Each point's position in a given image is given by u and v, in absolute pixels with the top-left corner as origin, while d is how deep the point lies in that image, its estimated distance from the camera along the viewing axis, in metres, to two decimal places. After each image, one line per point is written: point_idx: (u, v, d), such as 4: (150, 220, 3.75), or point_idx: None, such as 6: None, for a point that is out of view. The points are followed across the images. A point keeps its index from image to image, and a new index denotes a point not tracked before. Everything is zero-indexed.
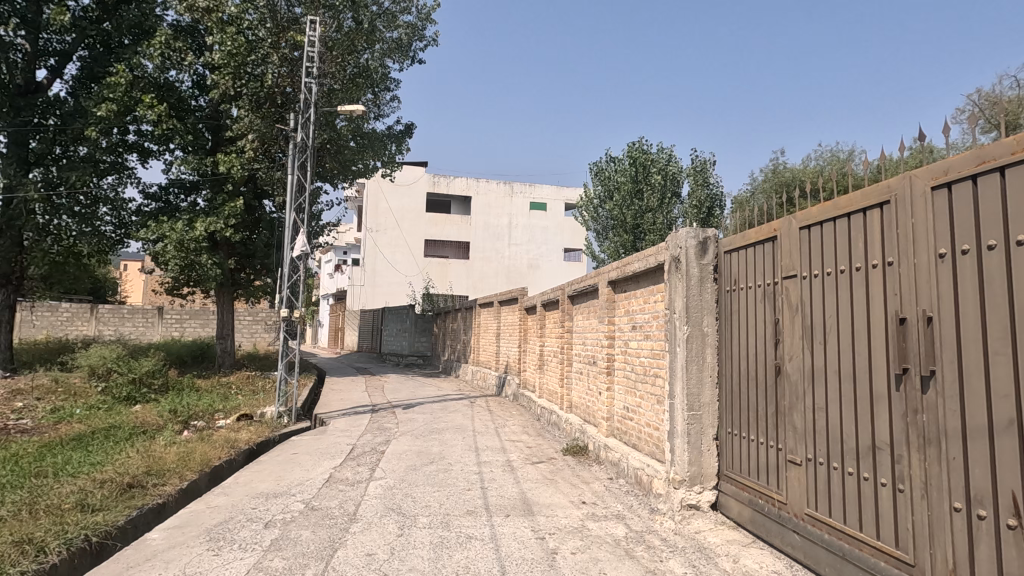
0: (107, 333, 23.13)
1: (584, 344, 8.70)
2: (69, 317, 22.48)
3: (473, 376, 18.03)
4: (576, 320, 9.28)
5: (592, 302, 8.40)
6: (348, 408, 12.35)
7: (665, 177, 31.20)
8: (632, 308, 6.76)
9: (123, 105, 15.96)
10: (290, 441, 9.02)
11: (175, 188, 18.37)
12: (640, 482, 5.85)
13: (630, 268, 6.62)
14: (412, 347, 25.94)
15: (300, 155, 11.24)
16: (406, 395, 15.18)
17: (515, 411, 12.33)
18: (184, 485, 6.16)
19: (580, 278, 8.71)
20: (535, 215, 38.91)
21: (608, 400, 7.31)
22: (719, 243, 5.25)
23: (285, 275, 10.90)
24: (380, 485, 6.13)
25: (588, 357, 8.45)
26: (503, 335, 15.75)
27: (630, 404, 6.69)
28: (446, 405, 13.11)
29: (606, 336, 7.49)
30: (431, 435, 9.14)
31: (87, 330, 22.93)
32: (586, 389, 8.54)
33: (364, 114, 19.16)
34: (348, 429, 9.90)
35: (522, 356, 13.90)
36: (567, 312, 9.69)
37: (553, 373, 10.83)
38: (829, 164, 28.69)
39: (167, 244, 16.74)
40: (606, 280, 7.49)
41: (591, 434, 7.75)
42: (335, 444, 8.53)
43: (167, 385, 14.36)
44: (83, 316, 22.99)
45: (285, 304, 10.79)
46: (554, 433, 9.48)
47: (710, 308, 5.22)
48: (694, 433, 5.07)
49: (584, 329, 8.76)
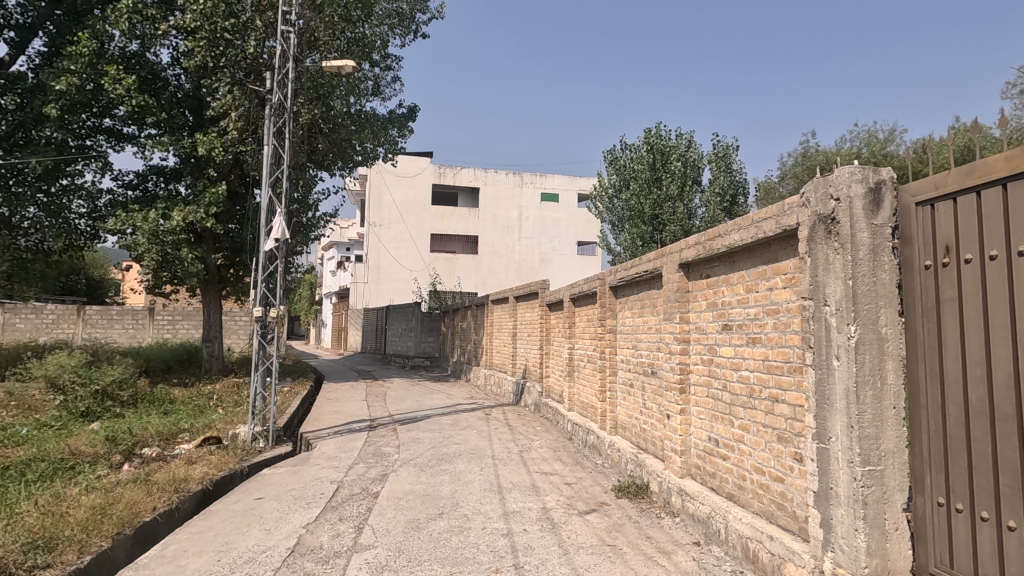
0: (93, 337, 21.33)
1: (636, 348, 6.78)
2: (53, 320, 20.63)
3: (487, 381, 16.10)
4: (623, 318, 7.28)
5: (649, 293, 6.43)
6: (344, 424, 10.47)
7: (685, 164, 29.09)
8: (722, 301, 4.80)
9: (87, 80, 14.08)
10: (262, 476, 7.09)
11: (155, 175, 16.54)
12: (755, 561, 3.93)
13: (721, 243, 4.68)
14: (420, 348, 24.00)
15: (281, 123, 9.31)
16: (411, 404, 13.24)
17: (540, 426, 10.37)
18: (83, 564, 4.23)
19: (631, 262, 6.71)
20: (546, 207, 36.84)
21: (682, 427, 5.33)
22: (899, 190, 3.23)
23: (258, 267, 8.89)
24: (365, 565, 4.19)
25: (646, 366, 6.47)
26: (521, 335, 13.77)
27: (723, 438, 4.72)
28: (457, 417, 11.21)
29: (676, 340, 5.51)
30: (439, 466, 7.19)
31: (72, 334, 21.16)
32: (641, 406, 6.58)
33: (360, 92, 17.23)
34: (338, 455, 8.02)
35: (545, 360, 11.91)
36: (609, 308, 7.71)
37: (588, 383, 8.89)
38: (866, 145, 26.40)
39: (139, 237, 14.87)
40: (674, 263, 5.54)
41: (653, 470, 5.78)
42: (316, 481, 6.60)
43: (138, 397, 12.57)
44: (69, 318, 21.26)
45: (260, 302, 8.74)
46: (594, 461, 7.53)
47: (889, 295, 3.19)
48: (873, 503, 3.06)
49: (637, 327, 6.79)
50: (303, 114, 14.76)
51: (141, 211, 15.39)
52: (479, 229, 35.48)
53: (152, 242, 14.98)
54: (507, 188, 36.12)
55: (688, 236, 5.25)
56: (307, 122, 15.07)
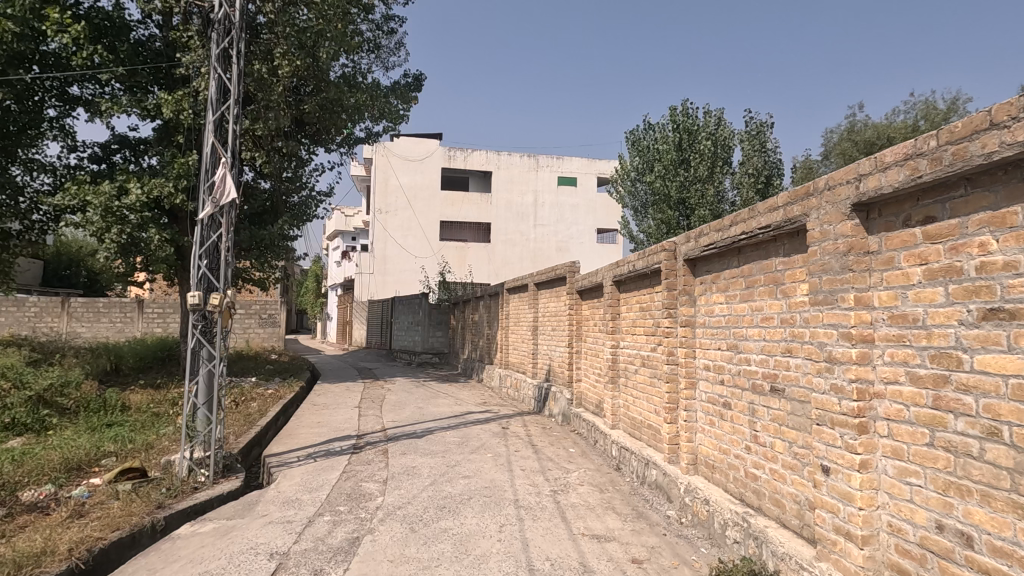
0: (80, 332, 19.21)
1: (740, 349, 4.45)
2: (34, 313, 18.56)
3: (502, 383, 13.78)
4: (711, 304, 4.96)
5: (767, 262, 4.09)
6: (324, 443, 8.24)
7: (715, 143, 26.40)
8: (984, 263, 2.44)
9: (27, 26, 11.96)
10: (178, 539, 4.81)
11: (121, 146, 14.51)
12: None
13: (999, 145, 2.29)
14: (427, 344, 21.73)
15: (231, 45, 6.87)
16: (414, 413, 10.96)
17: (573, 447, 8.04)
18: None
19: (737, 216, 4.36)
20: (564, 191, 34.31)
21: (865, 495, 2.96)
22: None
23: (199, 238, 6.59)
24: None
25: (761, 381, 4.14)
26: (544, 329, 11.42)
27: (989, 535, 2.38)
28: (467, 432, 8.91)
29: (844, 341, 3.14)
30: (437, 524, 4.87)
31: (58, 329, 18.91)
32: (751, 440, 4.27)
33: (353, 50, 14.95)
34: (302, 495, 5.78)
35: (576, 361, 9.57)
36: (684, 291, 5.37)
37: (644, 395, 6.57)
38: (924, 118, 23.53)
39: (92, 212, 12.72)
40: (839, 204, 3.17)
41: (792, 558, 3.43)
42: (246, 555, 4.29)
43: (82, 405, 10.30)
44: (53, 310, 18.96)
45: (199, 286, 6.44)
46: (663, 513, 5.19)
47: None
48: None
49: (739, 317, 4.47)
50: (282, 67, 12.56)
51: (98, 183, 13.17)
52: (492, 215, 33.10)
53: (108, 220, 12.85)
54: (521, 171, 33.67)
55: (881, 153, 2.89)
56: (287, 77, 12.84)
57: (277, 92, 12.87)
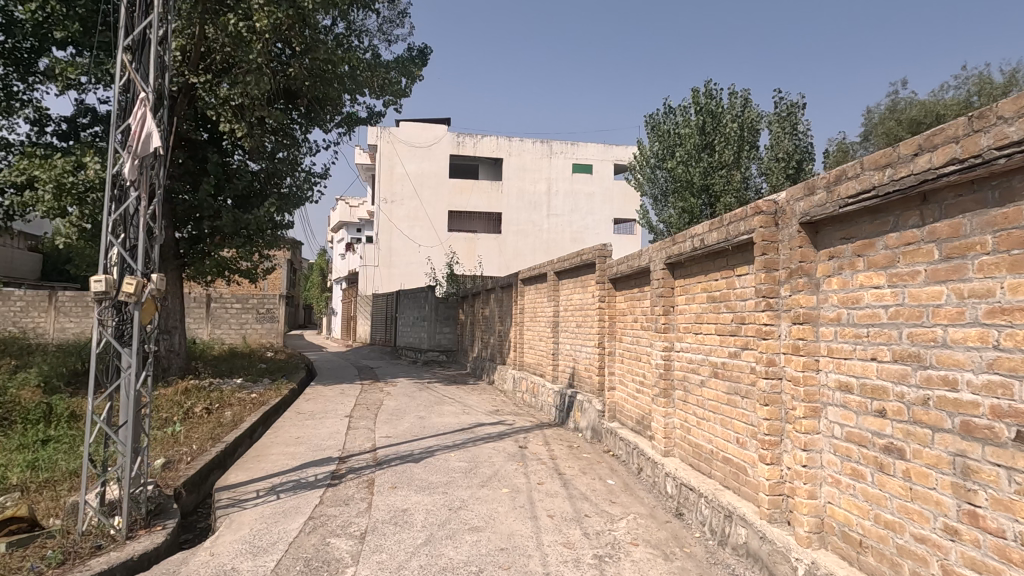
0: (69, 329, 17.26)
1: (935, 362, 2.63)
2: (18, 308, 16.91)
3: (517, 387, 12.02)
4: (859, 288, 3.15)
5: (1009, 211, 2.30)
6: (299, 469, 6.54)
7: (741, 125, 24.40)
8: None
9: None
10: None
11: (87, 119, 12.90)
12: None
13: None
14: (434, 341, 19.98)
15: None
16: (416, 424, 9.25)
17: (611, 476, 6.29)
18: None
19: (937, 133, 2.57)
20: (578, 179, 32.40)
21: None
22: None
23: (115, 203, 4.88)
24: None
25: (990, 421, 2.35)
26: (568, 326, 9.63)
27: None
28: (477, 454, 7.14)
29: None
30: None
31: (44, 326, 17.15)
32: (961, 520, 2.48)
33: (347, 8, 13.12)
34: (239, 564, 4.04)
35: (609, 365, 7.83)
36: (800, 271, 3.58)
37: (717, 417, 4.77)
38: (977, 94, 21.35)
39: (43, 190, 11.05)
40: None
41: None
42: None
43: (19, 416, 8.58)
44: (40, 305, 17.11)
45: (116, 268, 4.75)
46: None
47: None
48: None
49: (926, 307, 2.69)
50: (261, 20, 10.88)
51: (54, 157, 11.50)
52: (502, 204, 31.31)
53: (64, 199, 11.21)
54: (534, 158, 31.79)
55: None
56: (264, 33, 11.04)
57: (255, 50, 11.13)
